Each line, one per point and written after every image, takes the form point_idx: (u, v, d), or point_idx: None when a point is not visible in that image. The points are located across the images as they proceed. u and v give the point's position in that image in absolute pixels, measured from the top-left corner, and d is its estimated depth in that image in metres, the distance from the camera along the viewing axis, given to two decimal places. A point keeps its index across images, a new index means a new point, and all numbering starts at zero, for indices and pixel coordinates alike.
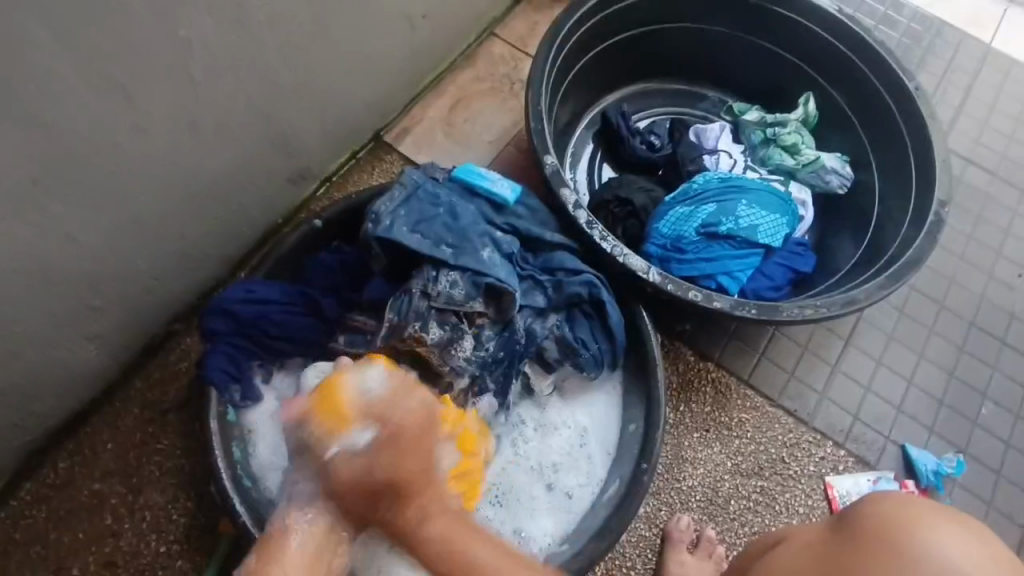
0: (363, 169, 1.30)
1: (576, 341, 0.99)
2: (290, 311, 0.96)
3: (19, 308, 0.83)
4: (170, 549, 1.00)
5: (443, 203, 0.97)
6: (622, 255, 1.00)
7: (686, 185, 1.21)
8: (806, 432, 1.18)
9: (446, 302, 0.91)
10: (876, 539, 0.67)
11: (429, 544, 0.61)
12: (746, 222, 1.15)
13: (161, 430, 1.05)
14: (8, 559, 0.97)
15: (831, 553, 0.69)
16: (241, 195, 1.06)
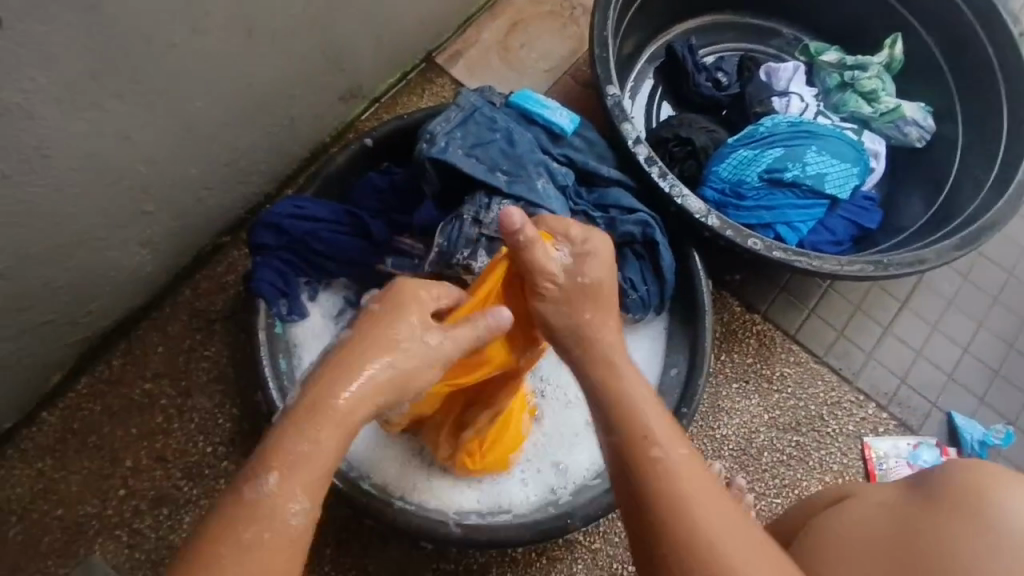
0: (413, 92, 1.26)
1: (625, 282, 0.96)
2: (337, 230, 0.95)
3: (75, 206, 0.82)
4: (216, 450, 1.05)
5: (499, 128, 0.93)
6: (681, 195, 0.96)
7: (752, 126, 1.14)
8: (849, 392, 1.16)
9: (497, 230, 0.87)
10: (956, 508, 0.63)
11: (603, 399, 0.67)
12: (813, 170, 1.09)
13: (209, 338, 1.08)
14: (66, 446, 1.02)
15: (908, 520, 0.65)
16: (292, 109, 1.03)
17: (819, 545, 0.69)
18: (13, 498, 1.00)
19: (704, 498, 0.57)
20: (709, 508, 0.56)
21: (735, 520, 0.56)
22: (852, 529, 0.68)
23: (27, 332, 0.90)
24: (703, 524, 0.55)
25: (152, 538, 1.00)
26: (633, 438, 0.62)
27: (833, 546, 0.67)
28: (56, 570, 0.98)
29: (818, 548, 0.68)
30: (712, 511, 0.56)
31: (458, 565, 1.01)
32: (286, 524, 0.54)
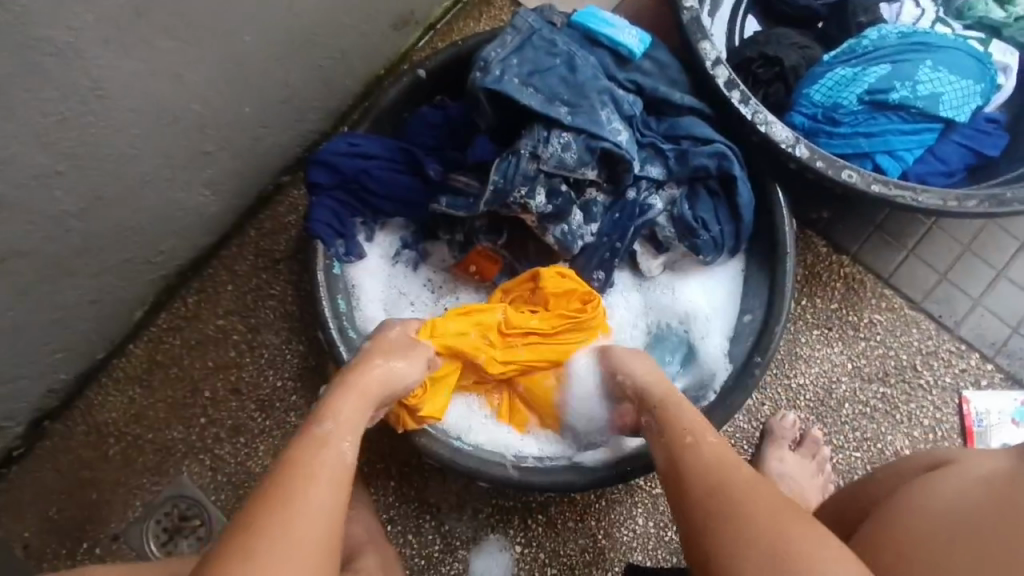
0: (470, 16, 1.18)
1: (695, 221, 0.89)
2: (390, 168, 0.92)
3: (138, 148, 0.80)
4: (285, 385, 1.09)
5: (560, 52, 0.84)
6: (765, 122, 0.85)
7: (854, 40, 1.00)
8: (949, 341, 1.05)
9: (556, 166, 0.82)
10: None
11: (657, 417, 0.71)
12: (926, 90, 0.94)
13: (274, 277, 1.12)
14: (152, 376, 1.09)
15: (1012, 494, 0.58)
16: (343, 40, 0.98)
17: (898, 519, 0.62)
18: (109, 422, 1.08)
19: (767, 511, 0.56)
20: (750, 485, 0.59)
21: (813, 538, 0.54)
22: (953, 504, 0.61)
23: (105, 272, 0.92)
24: (773, 529, 0.55)
25: (232, 462, 1.07)
26: (669, 479, 0.64)
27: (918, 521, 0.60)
28: (151, 487, 1.06)
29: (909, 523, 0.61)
30: (736, 474, 0.60)
31: (518, 502, 1.02)
32: (322, 503, 0.56)
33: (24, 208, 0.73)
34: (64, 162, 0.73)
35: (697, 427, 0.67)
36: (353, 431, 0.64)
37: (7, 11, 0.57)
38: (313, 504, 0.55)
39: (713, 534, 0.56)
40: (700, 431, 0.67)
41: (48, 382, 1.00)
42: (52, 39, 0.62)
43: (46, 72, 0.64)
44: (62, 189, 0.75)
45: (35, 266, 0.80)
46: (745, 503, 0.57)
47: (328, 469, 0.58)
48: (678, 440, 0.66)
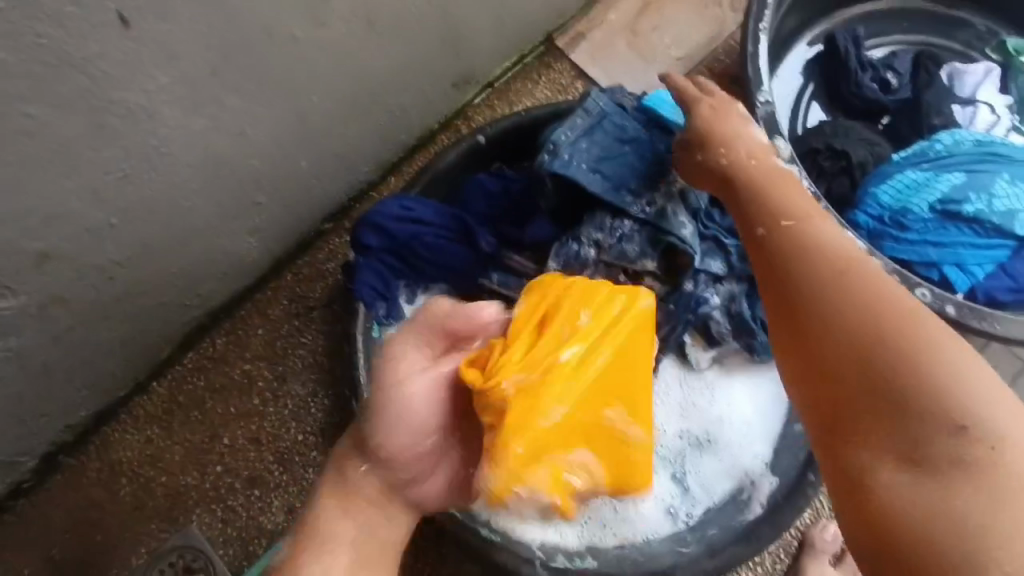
0: (529, 77, 1.16)
1: (754, 320, 0.86)
2: (441, 236, 0.89)
3: (192, 201, 0.78)
4: (307, 439, 1.06)
5: (630, 139, 0.81)
6: (835, 228, 0.83)
7: (925, 141, 0.97)
8: None
9: (617, 257, 0.79)
10: None
11: (786, 289, 0.58)
12: (1002, 205, 0.90)
13: (306, 325, 1.09)
14: (172, 418, 1.06)
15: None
16: (404, 98, 0.97)
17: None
18: (123, 461, 1.05)
19: (915, 322, 0.51)
20: (902, 313, 0.52)
21: (968, 366, 0.49)
22: None
23: (140, 315, 0.89)
24: (926, 333, 0.50)
25: (244, 515, 1.03)
26: (782, 229, 0.63)
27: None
28: (159, 533, 1.03)
29: None
30: (910, 316, 0.52)
31: None
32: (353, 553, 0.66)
33: (73, 259, 0.71)
34: (117, 215, 0.71)
35: (824, 242, 0.60)
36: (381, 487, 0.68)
37: (85, 73, 0.56)
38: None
39: (869, 375, 0.50)
40: (830, 250, 0.59)
41: (69, 419, 0.97)
42: (126, 100, 0.61)
43: (114, 133, 0.62)
44: (111, 240, 0.73)
45: (74, 312, 0.78)
46: (903, 329, 0.51)
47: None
48: (818, 289, 0.56)
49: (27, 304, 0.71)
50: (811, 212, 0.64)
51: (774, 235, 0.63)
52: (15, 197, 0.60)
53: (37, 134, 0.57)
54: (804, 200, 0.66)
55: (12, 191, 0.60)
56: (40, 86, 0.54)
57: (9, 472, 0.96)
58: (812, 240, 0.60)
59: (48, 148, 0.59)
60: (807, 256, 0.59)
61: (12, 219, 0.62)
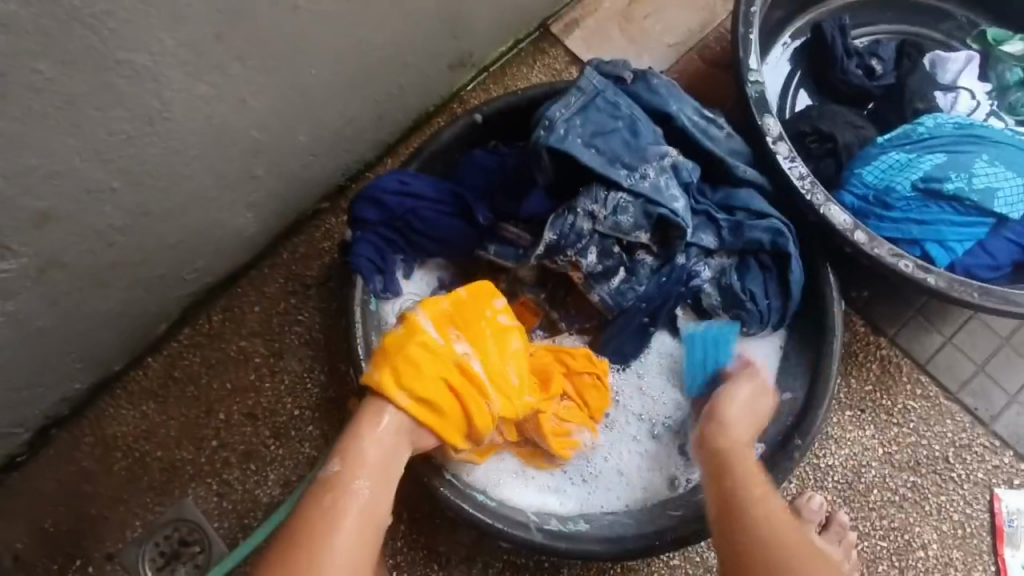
0: (524, 62, 1.18)
1: (743, 293, 0.88)
2: (440, 210, 0.91)
3: (192, 169, 0.79)
4: (302, 414, 1.07)
5: (623, 115, 0.82)
6: (822, 203, 0.84)
7: (909, 125, 1.00)
8: (982, 436, 1.03)
9: (612, 228, 0.81)
10: None
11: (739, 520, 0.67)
12: (981, 183, 0.94)
13: (302, 303, 1.10)
14: (167, 393, 1.06)
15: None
16: (402, 77, 0.98)
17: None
18: (118, 435, 1.05)
19: (778, 520, 0.67)
20: (768, 506, 0.68)
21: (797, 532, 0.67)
22: None
23: (137, 285, 0.90)
24: (791, 536, 0.65)
25: (239, 489, 1.04)
26: (721, 464, 0.74)
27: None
28: (153, 507, 1.03)
29: None
30: (771, 506, 0.68)
31: (530, 561, 0.99)
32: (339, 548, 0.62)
33: (73, 221, 0.72)
34: (119, 179, 0.72)
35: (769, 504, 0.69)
36: (378, 478, 0.68)
37: (93, 32, 0.57)
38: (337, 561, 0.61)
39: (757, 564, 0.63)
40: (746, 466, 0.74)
41: (63, 392, 0.97)
42: (131, 61, 0.62)
43: (119, 93, 0.63)
44: (112, 204, 0.74)
45: (73, 277, 0.79)
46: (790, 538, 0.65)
47: (348, 514, 0.64)
48: (749, 514, 0.67)
49: (27, 265, 0.72)
50: (735, 444, 0.76)
51: (717, 454, 0.76)
52: (18, 154, 0.61)
53: (43, 89, 0.58)
54: (742, 412, 0.80)
55: (16, 148, 0.61)
56: (48, 41, 0.55)
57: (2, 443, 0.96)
58: (761, 509, 0.68)
59: (55, 106, 0.60)
60: (755, 514, 0.67)
61: (17, 176, 0.63)
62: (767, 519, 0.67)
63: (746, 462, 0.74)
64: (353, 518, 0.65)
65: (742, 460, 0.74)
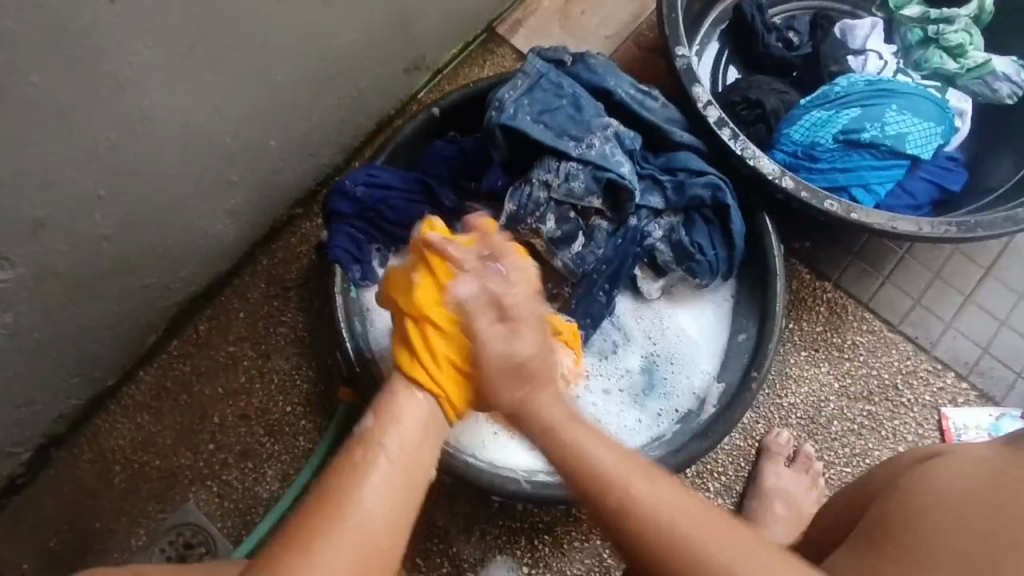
0: (475, 62, 1.27)
1: (692, 246, 0.96)
2: (409, 198, 0.98)
3: (173, 175, 0.85)
4: (295, 410, 1.11)
5: (566, 94, 0.91)
6: (753, 156, 0.93)
7: (826, 86, 1.10)
8: (925, 361, 1.13)
9: (566, 194, 0.89)
10: None
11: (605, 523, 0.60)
12: (893, 130, 1.04)
13: (285, 304, 1.15)
14: (161, 403, 1.10)
15: (1010, 470, 0.61)
16: (362, 81, 1.05)
17: (895, 505, 0.64)
18: (116, 449, 1.08)
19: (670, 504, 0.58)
20: (643, 488, 0.59)
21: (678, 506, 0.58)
22: (952, 494, 0.62)
23: (128, 295, 0.94)
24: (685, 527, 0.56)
25: (239, 488, 1.08)
26: (557, 447, 0.64)
27: (914, 501, 0.63)
28: (156, 514, 1.06)
29: (919, 519, 0.61)
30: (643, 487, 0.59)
31: (525, 523, 1.05)
32: (372, 516, 0.59)
33: (65, 229, 0.76)
34: (106, 186, 0.77)
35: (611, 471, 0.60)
36: (411, 458, 0.64)
37: (80, 44, 0.63)
38: (370, 513, 0.59)
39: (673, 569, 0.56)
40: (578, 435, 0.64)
41: (60, 408, 1.00)
42: (114, 71, 0.68)
43: (104, 101, 0.69)
44: (101, 211, 0.79)
45: (66, 286, 0.83)
46: (687, 530, 0.56)
47: (380, 466, 0.62)
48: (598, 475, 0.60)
49: (24, 274, 0.76)
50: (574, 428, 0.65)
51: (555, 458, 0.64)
52: (14, 163, 0.66)
53: (35, 99, 0.64)
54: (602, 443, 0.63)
55: (12, 156, 0.66)
56: (39, 53, 0.61)
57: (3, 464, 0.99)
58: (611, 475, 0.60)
59: (46, 115, 0.65)
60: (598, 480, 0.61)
61: (13, 184, 0.68)
62: (576, 459, 0.62)
63: (512, 355, 0.68)
64: (379, 485, 0.61)
65: (587, 464, 0.61)
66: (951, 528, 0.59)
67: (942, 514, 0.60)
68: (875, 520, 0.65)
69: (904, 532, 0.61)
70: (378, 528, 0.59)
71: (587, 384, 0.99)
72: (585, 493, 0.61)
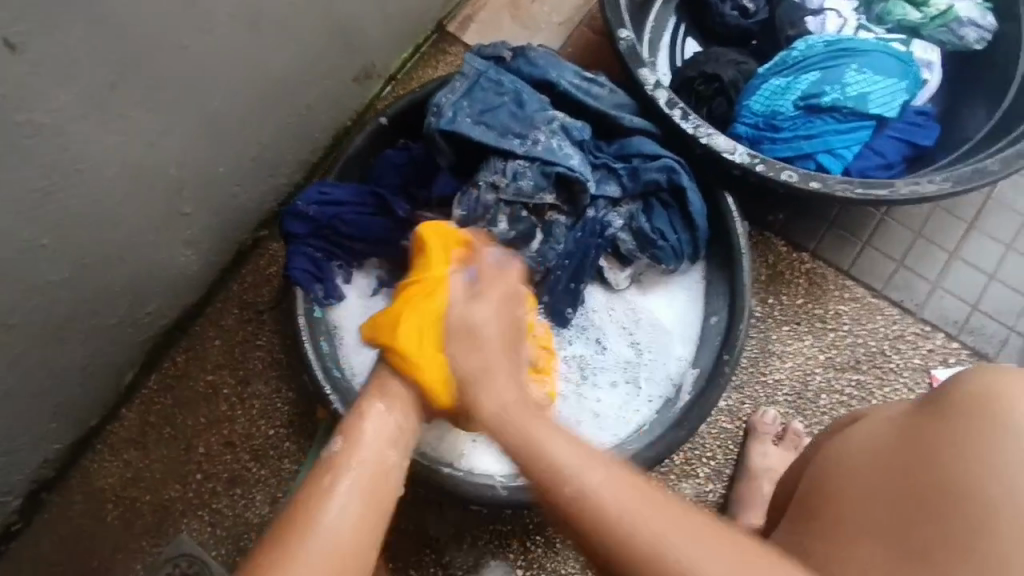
0: (428, 64, 1.25)
1: (653, 232, 0.93)
2: (362, 212, 0.97)
3: (117, 215, 0.84)
4: (278, 433, 1.11)
5: (507, 91, 0.89)
6: (706, 134, 0.91)
7: (784, 52, 1.07)
8: (913, 324, 1.10)
9: (515, 193, 0.87)
10: (961, 410, 0.63)
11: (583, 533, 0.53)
12: (854, 91, 1.01)
13: (259, 328, 1.15)
14: (146, 438, 1.11)
15: (913, 426, 0.65)
16: (309, 97, 1.04)
17: (822, 470, 0.71)
18: (106, 488, 1.09)
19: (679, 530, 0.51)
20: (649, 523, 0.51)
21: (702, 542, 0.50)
22: (861, 458, 0.68)
23: (94, 337, 0.94)
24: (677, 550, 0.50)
25: (230, 515, 1.08)
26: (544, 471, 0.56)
27: (834, 467, 0.69)
28: (151, 548, 1.07)
29: (838, 484, 0.67)
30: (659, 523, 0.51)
31: (515, 526, 1.04)
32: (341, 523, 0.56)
33: (11, 281, 0.76)
34: (47, 234, 0.77)
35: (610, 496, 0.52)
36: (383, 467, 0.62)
37: None
38: (334, 530, 0.55)
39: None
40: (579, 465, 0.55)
41: (43, 454, 1.01)
42: (32, 120, 0.67)
43: (27, 151, 0.69)
44: (46, 259, 0.79)
45: (25, 336, 0.83)
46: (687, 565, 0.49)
47: (347, 485, 0.59)
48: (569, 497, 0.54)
49: None
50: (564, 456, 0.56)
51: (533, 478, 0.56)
52: None
53: None
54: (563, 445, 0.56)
55: None
56: None
57: None
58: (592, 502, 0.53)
59: None
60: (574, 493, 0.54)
61: None
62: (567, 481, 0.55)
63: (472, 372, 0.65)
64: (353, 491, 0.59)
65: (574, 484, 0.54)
66: (866, 491, 0.64)
67: (854, 478, 0.66)
68: (804, 488, 0.71)
69: (831, 499, 0.67)
70: (348, 551, 0.55)
71: (565, 383, 0.97)
72: (524, 467, 0.57)
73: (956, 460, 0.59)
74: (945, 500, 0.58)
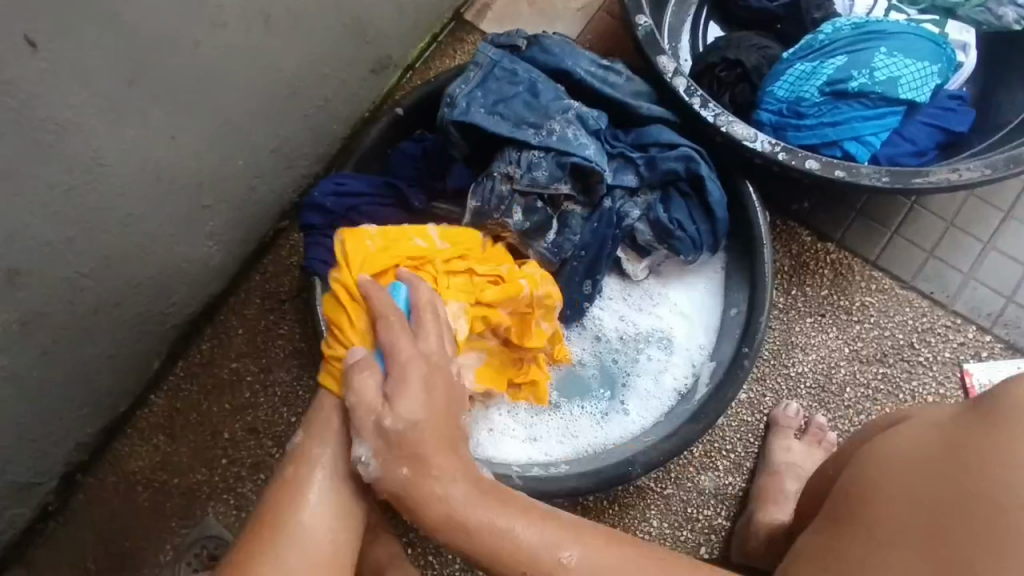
0: (445, 54, 1.24)
1: (670, 222, 0.92)
2: (379, 203, 0.98)
3: (140, 208, 0.86)
4: (300, 420, 1.14)
5: (522, 81, 0.89)
6: (726, 123, 0.89)
7: (810, 36, 1.03)
8: (943, 316, 1.06)
9: (529, 184, 0.86)
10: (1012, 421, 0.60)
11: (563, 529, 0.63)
12: (883, 75, 0.97)
13: (281, 318, 1.17)
14: (173, 424, 1.14)
15: (956, 435, 0.64)
16: (327, 90, 1.05)
17: (858, 473, 0.70)
18: (136, 471, 1.13)
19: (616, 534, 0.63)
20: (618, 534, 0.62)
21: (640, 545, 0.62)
22: (899, 463, 0.66)
23: (122, 327, 0.97)
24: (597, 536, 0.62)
25: (254, 499, 1.11)
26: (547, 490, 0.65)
27: (871, 471, 0.68)
28: (179, 530, 1.11)
29: (875, 487, 0.66)
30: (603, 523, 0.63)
31: None
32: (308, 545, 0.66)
33: (40, 273, 0.79)
34: (74, 226, 0.79)
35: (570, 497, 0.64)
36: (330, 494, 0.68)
37: (11, 97, 0.64)
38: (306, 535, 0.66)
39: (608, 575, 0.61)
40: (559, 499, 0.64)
41: (75, 439, 1.05)
42: (54, 117, 0.69)
43: (50, 148, 0.71)
44: (73, 252, 0.81)
45: (55, 327, 0.86)
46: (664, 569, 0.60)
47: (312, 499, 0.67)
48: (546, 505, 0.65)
49: (9, 320, 0.80)
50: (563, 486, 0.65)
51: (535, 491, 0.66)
52: None
53: None
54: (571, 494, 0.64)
55: None
56: None
57: (32, 496, 1.04)
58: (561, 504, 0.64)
59: None
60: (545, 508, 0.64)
61: None
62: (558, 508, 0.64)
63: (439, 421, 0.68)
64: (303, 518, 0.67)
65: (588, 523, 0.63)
66: (905, 500, 0.62)
67: (892, 485, 0.65)
68: (840, 492, 0.70)
69: (866, 504, 0.66)
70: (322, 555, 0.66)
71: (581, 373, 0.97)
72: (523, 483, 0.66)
73: (1002, 472, 0.58)
74: (990, 509, 0.57)
